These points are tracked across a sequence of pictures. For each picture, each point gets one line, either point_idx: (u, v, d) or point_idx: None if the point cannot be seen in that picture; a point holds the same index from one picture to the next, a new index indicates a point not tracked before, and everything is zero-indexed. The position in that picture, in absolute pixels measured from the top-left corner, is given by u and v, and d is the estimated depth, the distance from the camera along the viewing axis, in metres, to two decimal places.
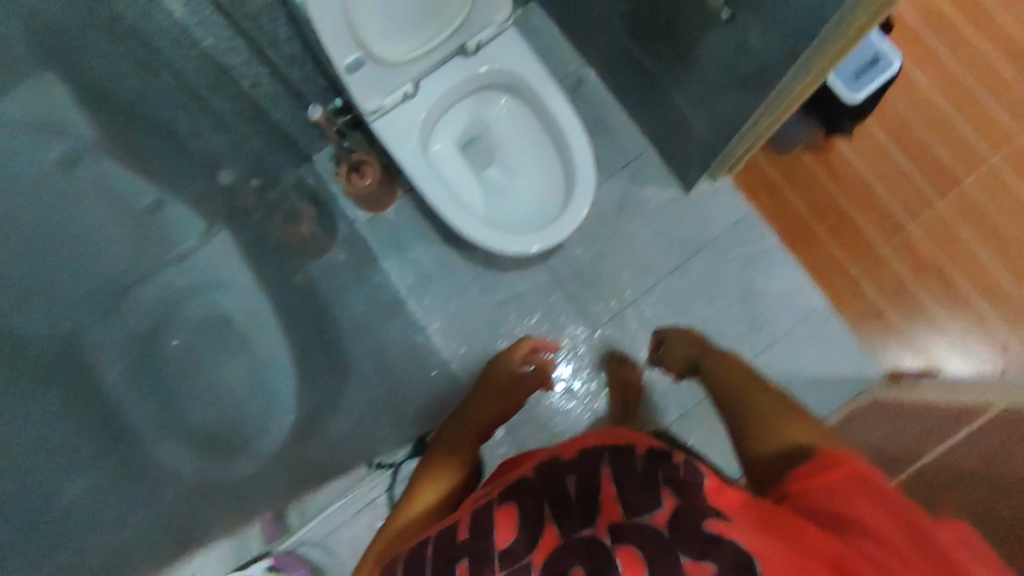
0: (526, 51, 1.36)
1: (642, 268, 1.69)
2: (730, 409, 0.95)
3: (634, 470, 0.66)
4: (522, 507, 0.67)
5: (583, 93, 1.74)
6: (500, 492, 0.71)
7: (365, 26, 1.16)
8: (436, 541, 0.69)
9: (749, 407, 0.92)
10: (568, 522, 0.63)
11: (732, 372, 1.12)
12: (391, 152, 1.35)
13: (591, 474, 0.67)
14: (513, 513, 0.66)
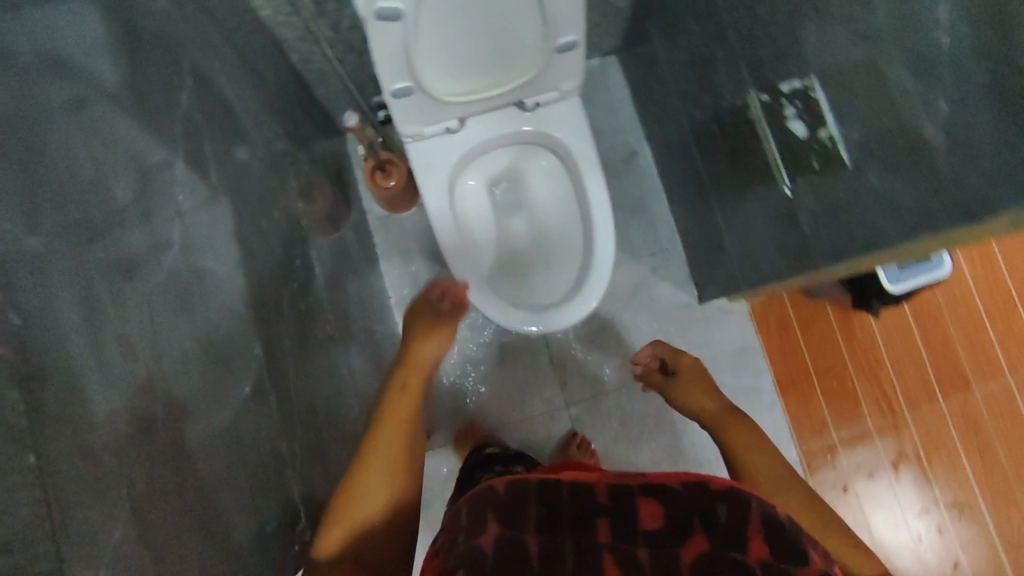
0: (585, 125, 1.29)
1: (634, 360, 1.64)
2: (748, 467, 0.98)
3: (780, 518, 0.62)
4: (662, 507, 0.63)
5: (634, 169, 1.69)
6: (616, 489, 0.66)
7: (425, 56, 1.06)
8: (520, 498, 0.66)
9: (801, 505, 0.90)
10: (711, 535, 0.60)
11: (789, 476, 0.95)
12: (416, 179, 1.28)
13: (722, 504, 0.63)
14: (652, 508, 0.63)
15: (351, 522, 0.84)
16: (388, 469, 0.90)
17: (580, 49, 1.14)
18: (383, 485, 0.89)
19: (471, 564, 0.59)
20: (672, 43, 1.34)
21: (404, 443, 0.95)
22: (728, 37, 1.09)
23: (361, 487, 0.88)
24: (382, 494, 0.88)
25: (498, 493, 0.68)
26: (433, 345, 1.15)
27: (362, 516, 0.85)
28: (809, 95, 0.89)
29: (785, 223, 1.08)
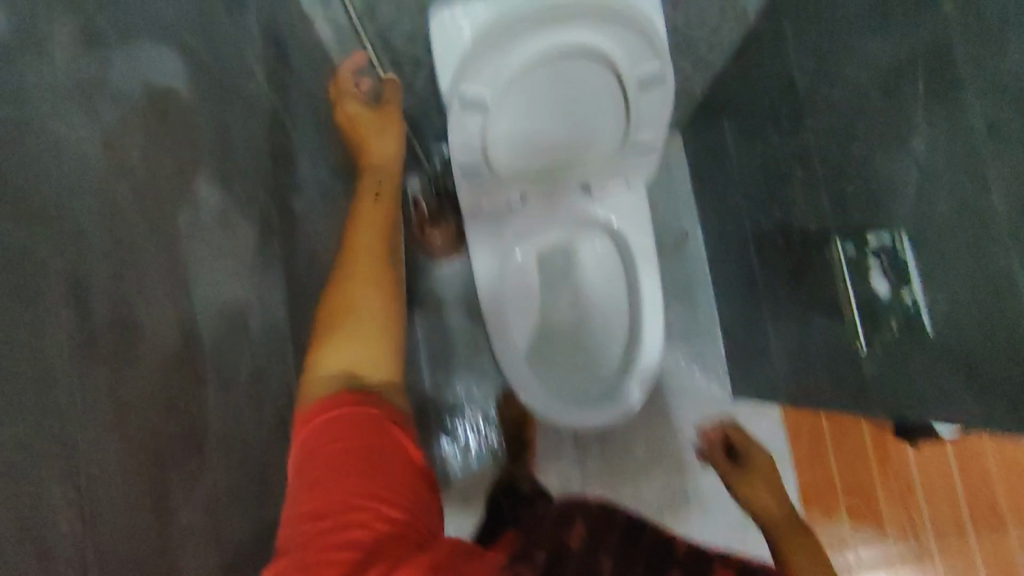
0: (647, 219, 1.23)
1: (656, 448, 1.62)
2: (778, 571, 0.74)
3: None
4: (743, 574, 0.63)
5: (682, 253, 1.67)
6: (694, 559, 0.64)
7: (499, 139, 1.02)
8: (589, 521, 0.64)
9: None
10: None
11: None
12: (471, 252, 1.23)
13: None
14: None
15: (340, 364, 0.63)
16: (360, 331, 0.66)
17: (658, 149, 1.08)
18: (355, 348, 0.64)
19: (551, 550, 0.58)
20: (744, 146, 1.32)
21: (377, 261, 0.73)
22: (809, 164, 1.07)
23: (353, 275, 0.70)
24: (368, 362, 0.64)
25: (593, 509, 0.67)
26: (380, 152, 0.87)
27: (351, 367, 0.63)
28: (895, 248, 0.86)
29: (845, 362, 1.06)
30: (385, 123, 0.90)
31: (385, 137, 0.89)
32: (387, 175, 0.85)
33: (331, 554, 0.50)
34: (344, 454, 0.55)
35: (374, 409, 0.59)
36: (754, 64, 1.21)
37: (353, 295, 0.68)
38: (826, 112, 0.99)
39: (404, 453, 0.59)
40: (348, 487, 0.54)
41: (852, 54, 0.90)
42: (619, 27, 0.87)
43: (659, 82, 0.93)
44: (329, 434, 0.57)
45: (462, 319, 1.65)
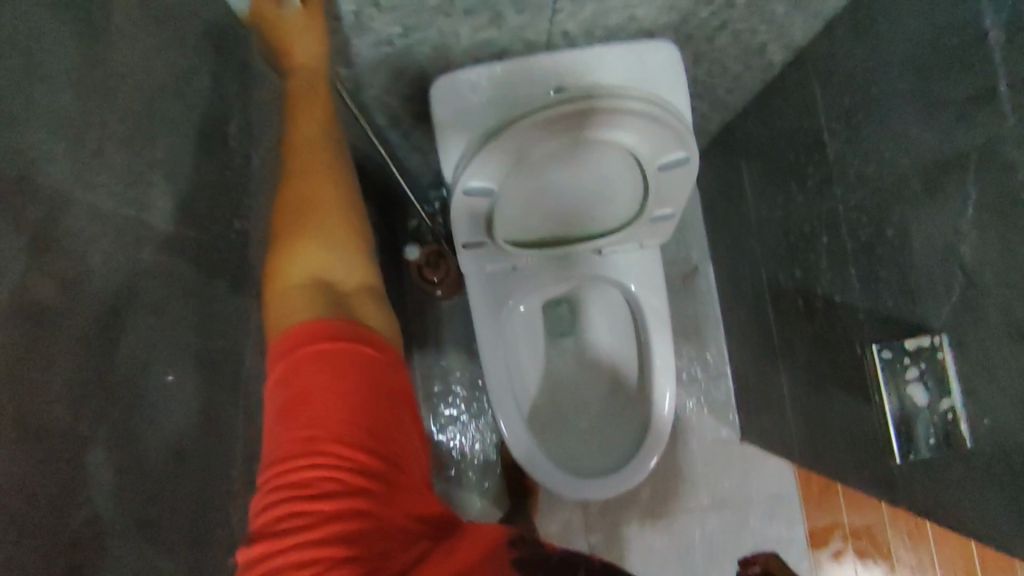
0: (660, 284, 1.17)
1: (662, 492, 1.56)
2: None
3: None
4: None
5: (692, 289, 1.60)
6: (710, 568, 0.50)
7: (506, 220, 0.96)
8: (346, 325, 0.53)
9: None
10: None
11: None
12: (472, 314, 1.18)
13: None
14: None
15: (316, 276, 0.57)
16: (342, 243, 0.59)
17: (676, 220, 1.01)
18: (330, 247, 0.59)
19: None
20: (755, 194, 1.24)
21: (334, 191, 0.62)
22: (834, 233, 1.00)
23: (318, 205, 0.60)
24: (341, 273, 0.58)
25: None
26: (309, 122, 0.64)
27: (319, 276, 0.57)
28: (938, 364, 0.80)
29: (871, 444, 1.00)
30: (316, 89, 0.66)
31: (317, 102, 0.65)
32: (324, 140, 0.64)
33: (323, 492, 0.45)
34: (341, 374, 0.49)
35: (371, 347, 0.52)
36: (771, 113, 1.12)
37: (327, 219, 0.59)
38: (855, 185, 0.92)
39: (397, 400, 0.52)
40: (345, 415, 0.48)
41: (890, 132, 0.83)
42: (647, 125, 0.80)
43: (681, 168, 0.88)
44: (330, 361, 0.50)
45: (463, 359, 1.58)
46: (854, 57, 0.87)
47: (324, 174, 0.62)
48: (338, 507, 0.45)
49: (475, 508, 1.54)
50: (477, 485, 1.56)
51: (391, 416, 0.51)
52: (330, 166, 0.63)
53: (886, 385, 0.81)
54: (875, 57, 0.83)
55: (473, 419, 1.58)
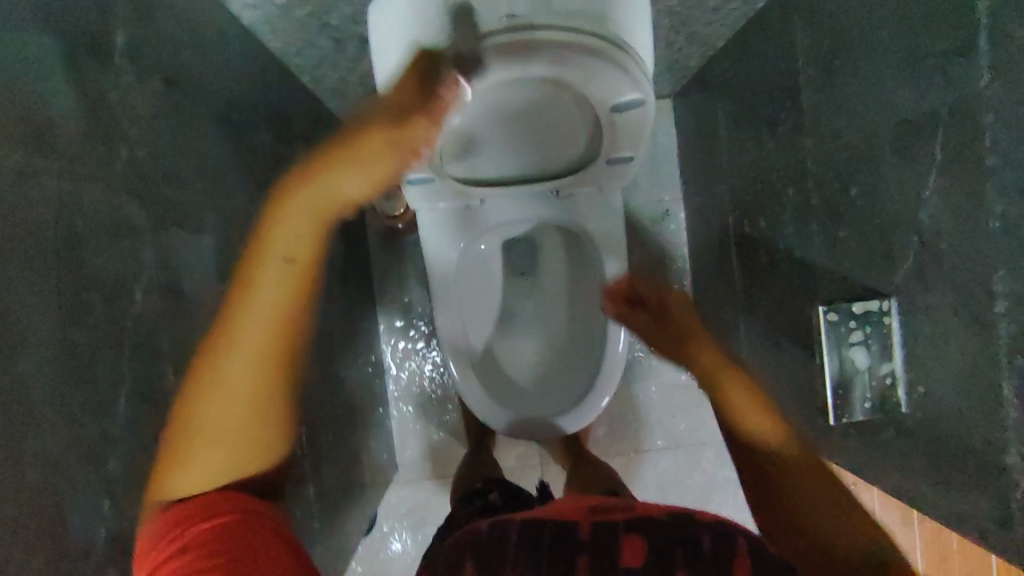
0: (619, 231, 1.13)
1: (618, 433, 1.56)
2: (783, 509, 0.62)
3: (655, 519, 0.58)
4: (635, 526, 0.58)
5: (662, 231, 1.53)
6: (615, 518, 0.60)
7: (451, 150, 0.93)
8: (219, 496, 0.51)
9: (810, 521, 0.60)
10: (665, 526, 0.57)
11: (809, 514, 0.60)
12: (425, 250, 1.14)
13: (707, 536, 0.55)
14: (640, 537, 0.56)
15: (208, 478, 0.52)
16: (250, 428, 0.51)
17: (635, 165, 0.97)
18: (223, 449, 0.51)
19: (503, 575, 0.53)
20: (729, 137, 1.17)
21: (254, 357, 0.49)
22: (802, 186, 0.94)
23: (223, 416, 0.50)
24: (238, 468, 0.53)
25: (484, 535, 0.61)
26: (258, 317, 0.48)
27: (209, 477, 0.52)
28: (884, 329, 0.78)
29: (813, 402, 0.99)
30: (294, 261, 0.48)
31: (264, 298, 0.48)
32: (248, 363, 0.49)
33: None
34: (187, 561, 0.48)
35: (227, 510, 0.51)
36: (751, 52, 1.04)
37: (238, 400, 0.50)
38: (827, 138, 0.86)
39: (263, 536, 0.51)
40: (192, 553, 0.48)
41: (866, 84, 0.76)
42: (602, 67, 0.78)
43: (636, 108, 0.86)
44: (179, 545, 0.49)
45: (424, 293, 1.54)
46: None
47: (251, 376, 0.49)
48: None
49: (432, 438, 1.56)
50: (435, 421, 1.56)
51: (249, 547, 0.49)
52: (266, 374, 0.49)
53: (830, 346, 0.84)
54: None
55: (432, 353, 1.56)
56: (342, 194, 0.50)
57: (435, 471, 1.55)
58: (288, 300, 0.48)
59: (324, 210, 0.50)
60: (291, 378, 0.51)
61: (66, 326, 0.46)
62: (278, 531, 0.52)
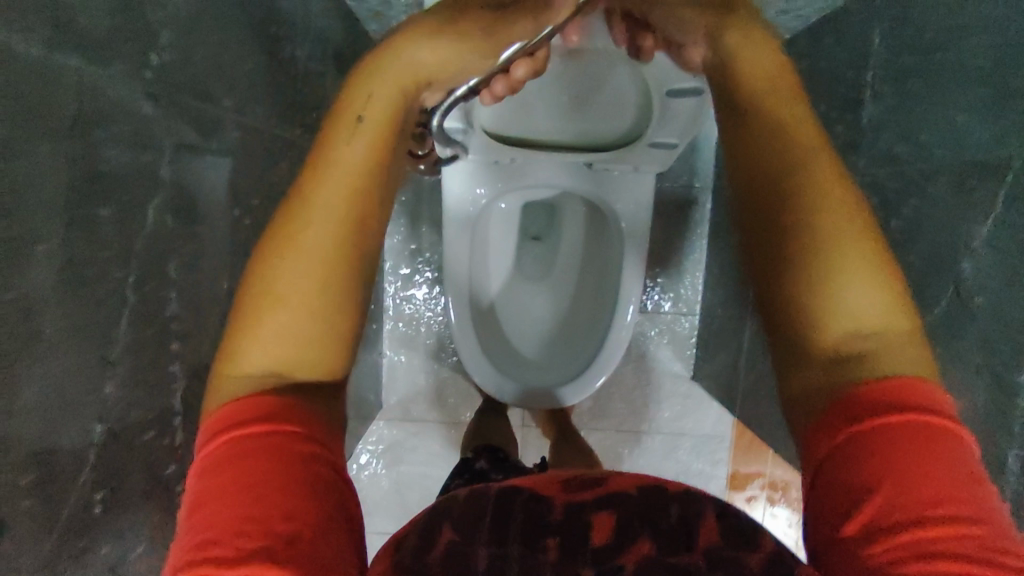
0: (645, 214, 1.10)
1: (604, 409, 1.56)
2: (770, 259, 0.61)
3: (627, 497, 0.50)
4: (613, 513, 0.48)
5: (686, 218, 1.49)
6: (592, 490, 0.51)
7: (492, 109, 0.89)
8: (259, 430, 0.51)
9: (791, 274, 0.58)
10: (637, 502, 0.50)
11: (797, 288, 0.58)
12: (444, 201, 1.09)
13: (675, 507, 0.49)
14: (610, 523, 0.48)
15: (273, 363, 0.59)
16: (319, 317, 0.61)
17: (677, 151, 0.96)
18: (305, 321, 0.60)
19: (495, 538, 0.48)
20: None
21: (323, 239, 0.61)
22: None
23: (299, 280, 0.60)
24: (300, 365, 0.60)
25: (453, 509, 0.51)
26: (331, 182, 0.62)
27: (269, 362, 0.59)
28: None
29: None
30: (366, 117, 0.63)
31: (346, 153, 0.62)
32: (326, 229, 0.62)
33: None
34: (242, 461, 0.49)
35: (289, 426, 0.53)
36: (821, 52, 0.98)
37: (296, 293, 0.60)
38: (882, 161, 0.82)
39: (308, 469, 0.51)
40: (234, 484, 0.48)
41: (940, 113, 0.72)
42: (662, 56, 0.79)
43: (690, 98, 0.86)
44: (229, 452, 0.50)
45: (435, 238, 1.52)
46: (934, 13, 0.74)
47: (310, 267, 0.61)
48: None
49: (419, 382, 1.56)
50: (424, 367, 1.56)
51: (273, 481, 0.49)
52: (338, 243, 0.62)
53: None
54: (956, 17, 0.70)
55: (431, 300, 1.55)
56: (414, 66, 0.64)
57: (418, 413, 1.56)
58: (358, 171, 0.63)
59: (405, 83, 0.64)
60: (357, 255, 0.64)
61: (81, 238, 0.45)
62: (318, 465, 0.52)
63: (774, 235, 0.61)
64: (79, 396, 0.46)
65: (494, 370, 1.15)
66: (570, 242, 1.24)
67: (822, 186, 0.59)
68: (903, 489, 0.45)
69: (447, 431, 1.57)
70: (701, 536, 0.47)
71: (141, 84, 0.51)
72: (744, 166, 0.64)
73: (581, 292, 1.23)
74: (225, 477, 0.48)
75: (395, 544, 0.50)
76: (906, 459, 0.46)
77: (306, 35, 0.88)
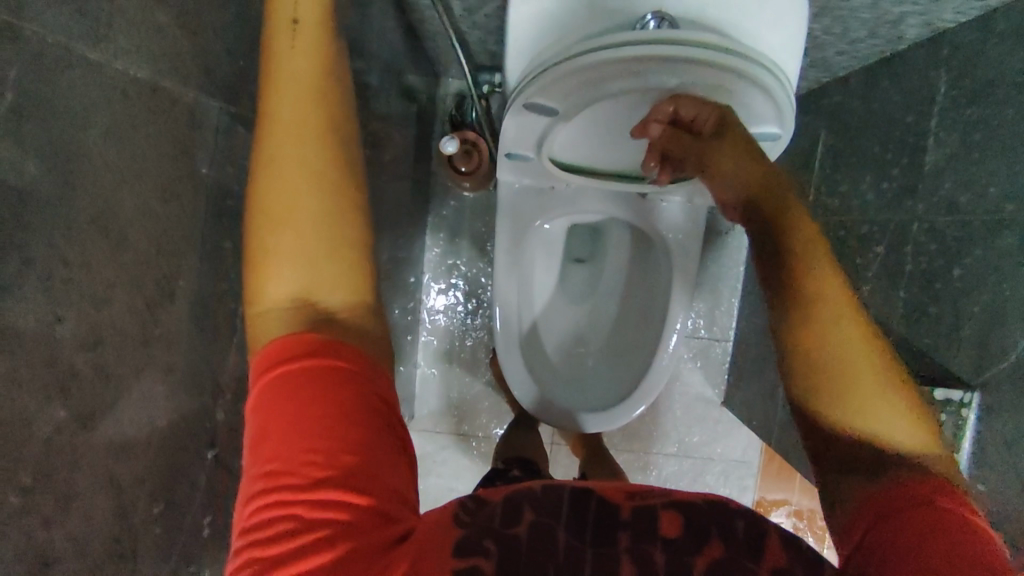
0: (699, 240, 1.11)
1: (633, 431, 1.57)
2: (802, 379, 0.55)
3: (694, 504, 0.50)
4: (688, 518, 0.49)
5: (723, 245, 1.51)
6: (660, 496, 0.51)
7: (563, 139, 0.89)
8: (300, 363, 0.45)
9: (830, 396, 0.54)
10: (703, 513, 0.50)
11: (839, 404, 0.54)
12: (498, 220, 1.09)
13: (741, 520, 0.49)
14: (678, 524, 0.48)
15: (291, 294, 0.48)
16: (325, 236, 0.48)
17: None
18: (308, 236, 0.48)
19: (572, 525, 0.49)
20: (823, 171, 1.11)
21: (309, 145, 0.48)
22: (898, 248, 0.92)
23: (297, 195, 0.48)
24: (328, 281, 0.49)
25: (534, 491, 0.52)
26: (293, 89, 0.49)
27: (292, 291, 0.48)
28: (959, 421, 0.79)
29: None
30: (301, 20, 0.50)
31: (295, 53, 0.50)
32: (308, 134, 0.49)
33: (280, 535, 0.42)
34: (303, 395, 0.44)
35: (339, 360, 0.46)
36: (875, 95, 1.00)
37: (297, 203, 0.48)
38: (941, 208, 0.84)
39: (372, 404, 0.46)
40: (306, 442, 0.43)
41: (1008, 166, 0.73)
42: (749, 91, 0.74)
43: (767, 142, 0.81)
44: (284, 380, 0.44)
45: (473, 254, 1.54)
46: (1003, 68, 0.75)
47: (318, 196, 0.48)
48: (306, 540, 0.42)
49: (450, 396, 1.57)
50: (457, 381, 1.57)
51: (349, 425, 0.44)
52: (327, 142, 0.49)
53: None
54: None
55: (467, 315, 1.56)
56: None
57: (448, 427, 1.57)
58: (316, 56, 0.50)
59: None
60: (342, 141, 0.50)
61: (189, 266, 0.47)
62: (378, 400, 0.47)
63: (808, 349, 0.55)
64: (152, 412, 0.48)
65: (533, 384, 1.15)
66: (617, 265, 1.25)
67: (842, 307, 0.55)
68: (933, 532, 0.45)
69: (477, 445, 1.58)
70: (767, 554, 0.48)
71: (227, 124, 0.55)
72: (774, 270, 0.58)
73: (623, 314, 1.24)
74: (293, 418, 0.43)
75: (454, 506, 0.50)
76: (931, 509, 0.47)
77: (364, 62, 0.90)
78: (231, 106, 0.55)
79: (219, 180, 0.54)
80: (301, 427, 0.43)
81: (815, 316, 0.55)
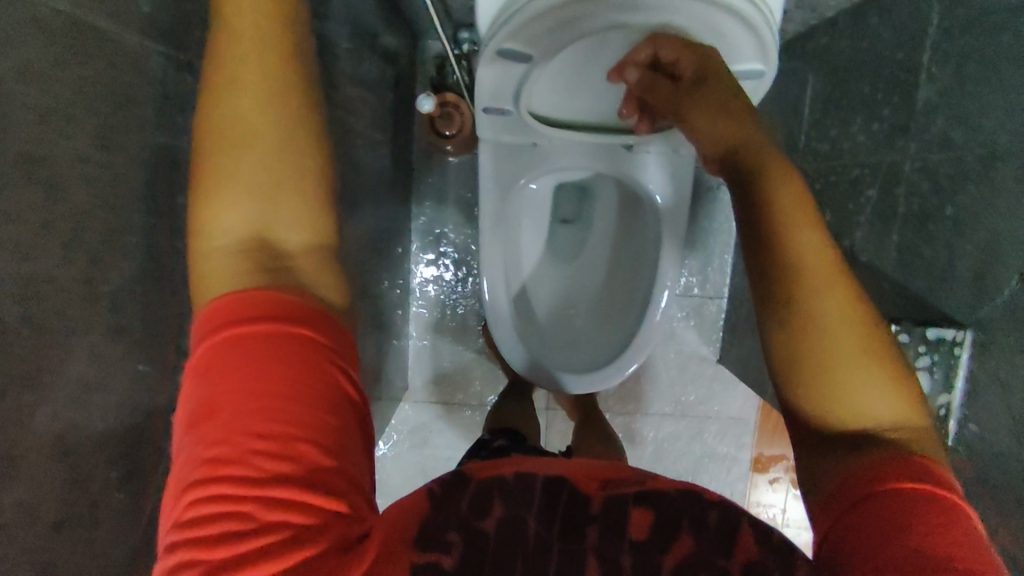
0: (688, 196, 1.08)
1: (629, 392, 1.56)
2: (782, 344, 0.53)
3: (667, 494, 0.49)
4: (659, 511, 0.47)
5: (714, 201, 1.48)
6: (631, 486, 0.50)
7: (540, 87, 0.86)
8: (255, 328, 0.43)
9: (810, 365, 0.52)
10: (676, 504, 0.48)
11: (816, 374, 0.52)
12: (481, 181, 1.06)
13: (715, 511, 0.48)
14: (648, 518, 0.47)
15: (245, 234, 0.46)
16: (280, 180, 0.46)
17: None
18: (261, 176, 0.45)
19: (545, 514, 0.47)
20: (813, 118, 1.08)
21: (263, 82, 0.45)
22: (890, 190, 0.89)
23: (250, 136, 0.45)
24: (284, 220, 0.47)
25: (506, 479, 0.50)
26: (239, 20, 0.45)
27: (248, 232, 0.46)
28: (951, 360, 0.80)
29: None
30: None
31: None
32: (260, 67, 0.45)
33: (224, 529, 0.40)
34: (255, 367, 0.42)
35: (297, 331, 0.44)
36: (864, 33, 0.96)
37: (250, 141, 0.45)
38: (934, 147, 0.81)
39: (332, 385, 0.44)
40: (255, 431, 0.41)
41: (1001, 98, 0.71)
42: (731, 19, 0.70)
43: (751, 81, 0.78)
44: (234, 350, 0.42)
45: (460, 220, 1.51)
46: None
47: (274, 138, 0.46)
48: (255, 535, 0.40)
49: (444, 365, 1.56)
50: (450, 350, 1.56)
51: (305, 403, 0.43)
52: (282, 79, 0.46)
53: None
54: None
55: (456, 283, 1.54)
56: None
57: (443, 397, 1.57)
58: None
59: None
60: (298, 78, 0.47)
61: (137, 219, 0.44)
62: (335, 374, 0.45)
63: (782, 318, 0.53)
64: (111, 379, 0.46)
65: (525, 353, 1.14)
66: (602, 232, 1.23)
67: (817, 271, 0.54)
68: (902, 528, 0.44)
69: (472, 414, 1.57)
70: (738, 548, 0.46)
71: (173, 74, 0.51)
72: (754, 212, 0.56)
73: (608, 283, 1.23)
74: (243, 396, 0.41)
75: (422, 494, 0.49)
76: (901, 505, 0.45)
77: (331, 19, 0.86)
78: (178, 57, 0.52)
79: (170, 136, 0.52)
80: (252, 409, 0.41)
81: (793, 265, 0.54)
